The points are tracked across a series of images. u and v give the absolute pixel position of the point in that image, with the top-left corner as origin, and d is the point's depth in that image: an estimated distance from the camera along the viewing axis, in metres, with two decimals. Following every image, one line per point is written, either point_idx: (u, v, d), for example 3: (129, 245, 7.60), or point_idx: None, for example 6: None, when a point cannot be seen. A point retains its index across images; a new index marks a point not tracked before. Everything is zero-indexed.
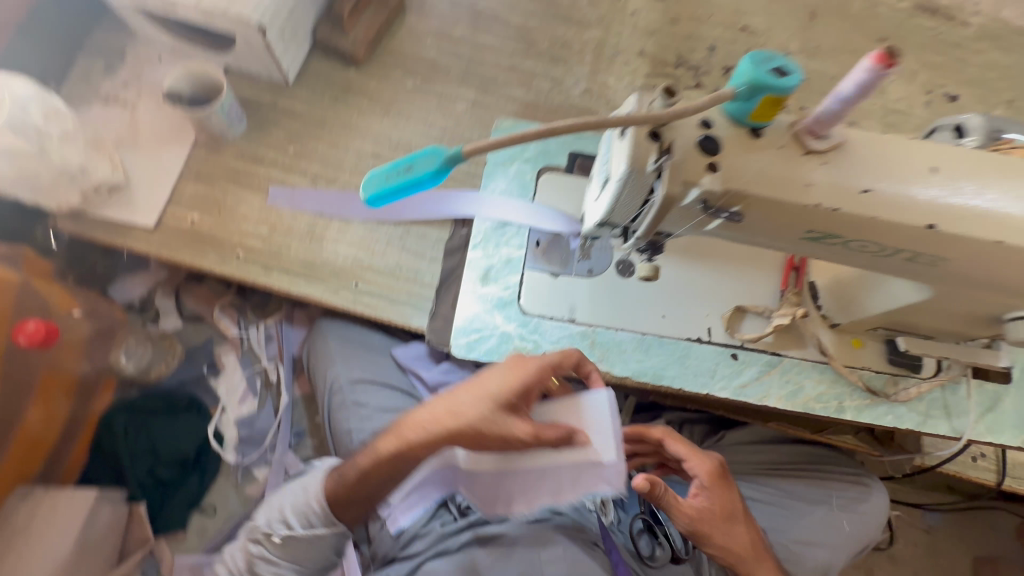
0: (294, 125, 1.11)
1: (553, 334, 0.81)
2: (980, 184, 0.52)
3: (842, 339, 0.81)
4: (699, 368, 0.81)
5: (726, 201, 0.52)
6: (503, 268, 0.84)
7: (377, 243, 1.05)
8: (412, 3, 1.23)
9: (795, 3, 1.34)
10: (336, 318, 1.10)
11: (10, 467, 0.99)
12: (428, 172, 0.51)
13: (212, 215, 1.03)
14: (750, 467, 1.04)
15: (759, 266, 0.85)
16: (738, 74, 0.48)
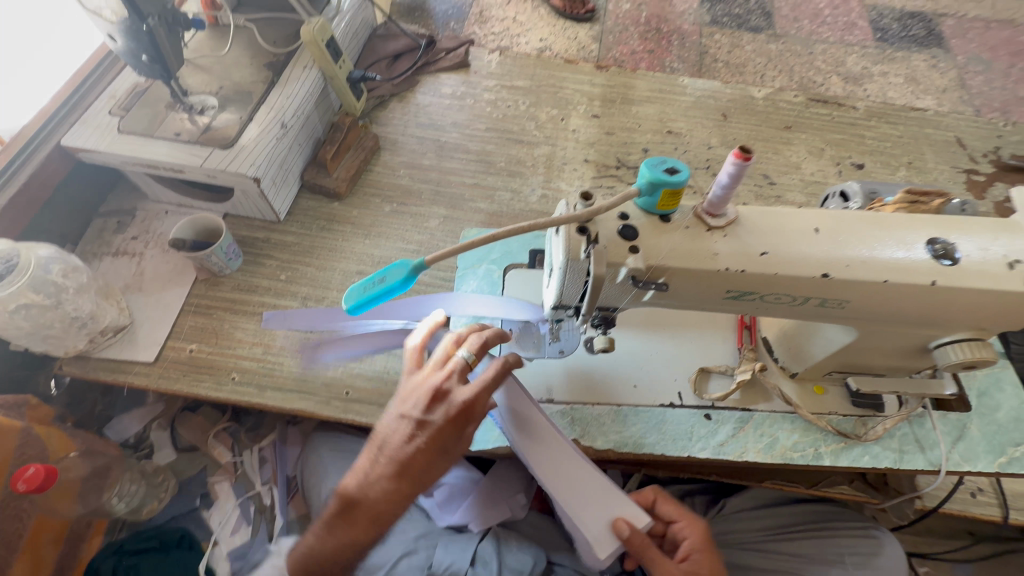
0: (286, 254, 1.24)
1: None
2: (858, 236, 0.62)
3: (805, 387, 0.87)
4: (676, 432, 0.84)
5: (652, 275, 0.61)
6: None
7: (365, 351, 1.12)
8: (385, 144, 1.45)
9: (708, 108, 1.60)
10: (330, 430, 1.14)
11: None
12: (399, 280, 0.60)
13: (210, 343, 1.11)
14: (755, 535, 1.03)
15: (716, 329, 0.93)
16: (640, 176, 0.59)
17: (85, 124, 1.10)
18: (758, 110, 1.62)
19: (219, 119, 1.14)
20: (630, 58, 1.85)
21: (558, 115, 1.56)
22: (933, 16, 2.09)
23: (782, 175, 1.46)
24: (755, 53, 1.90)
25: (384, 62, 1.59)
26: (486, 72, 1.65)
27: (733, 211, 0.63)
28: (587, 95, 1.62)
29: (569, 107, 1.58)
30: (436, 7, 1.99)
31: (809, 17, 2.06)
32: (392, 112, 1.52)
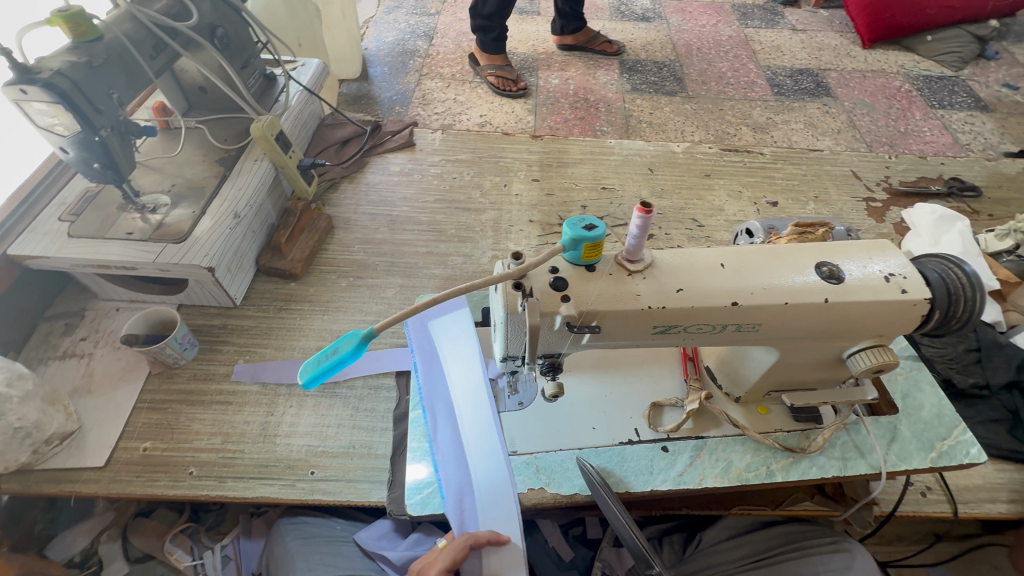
0: (243, 338, 1.24)
1: (485, 477, 0.86)
2: (758, 266, 0.72)
3: (749, 409, 0.94)
4: (637, 468, 0.87)
5: (585, 319, 0.67)
6: (443, 420, 0.91)
7: (329, 427, 1.11)
8: (339, 223, 1.52)
9: (635, 165, 1.77)
10: (295, 516, 1.10)
11: None
12: (350, 349, 0.64)
13: (165, 439, 1.08)
14: (735, 564, 1.04)
15: (662, 364, 0.99)
16: (563, 235, 0.67)
17: (34, 230, 1.12)
18: (680, 162, 1.80)
19: (172, 215, 1.18)
20: (563, 125, 2.04)
21: (501, 182, 1.68)
22: (818, 72, 2.42)
23: (709, 217, 1.60)
24: (672, 113, 2.13)
25: (333, 148, 1.69)
26: (431, 148, 1.78)
27: (649, 256, 0.71)
28: (526, 161, 1.76)
29: (510, 174, 1.71)
30: (381, 95, 2.16)
31: (714, 80, 2.34)
32: (343, 193, 1.60)
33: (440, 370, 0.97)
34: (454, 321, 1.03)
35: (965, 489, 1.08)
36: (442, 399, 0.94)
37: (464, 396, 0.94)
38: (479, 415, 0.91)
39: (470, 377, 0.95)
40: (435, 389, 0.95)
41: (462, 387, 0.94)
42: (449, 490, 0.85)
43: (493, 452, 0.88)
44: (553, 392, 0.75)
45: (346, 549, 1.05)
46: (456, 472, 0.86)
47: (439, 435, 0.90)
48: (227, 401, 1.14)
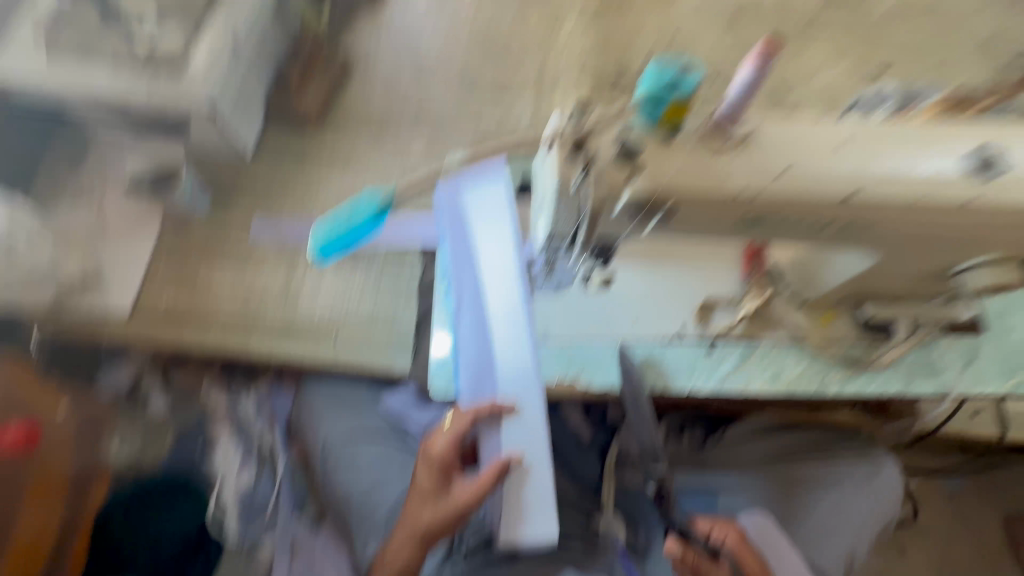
0: (258, 192, 1.14)
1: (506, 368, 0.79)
2: (894, 146, 0.54)
3: (815, 315, 0.82)
4: (677, 368, 0.81)
5: (656, 201, 0.54)
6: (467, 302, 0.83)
7: (352, 294, 1.07)
8: (358, 63, 1.30)
9: (717, 9, 1.42)
10: (321, 375, 1.11)
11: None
12: (368, 216, 0.65)
13: (188, 291, 1.05)
14: (755, 461, 1.04)
15: (719, 259, 0.88)
16: (644, 81, 0.53)
17: (9, 46, 0.96)
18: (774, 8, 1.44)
19: (162, 37, 1.00)
20: None
21: (549, 20, 1.38)
22: None
23: (797, 85, 1.32)
24: None
25: None
26: None
27: (750, 124, 0.55)
28: None
29: (561, 10, 1.40)
30: None
31: None
32: (362, 25, 1.34)
33: (470, 254, 0.82)
34: (493, 190, 0.82)
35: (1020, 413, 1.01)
36: (469, 280, 0.82)
37: (495, 289, 0.81)
38: (509, 305, 0.80)
39: (503, 267, 0.81)
40: (463, 274, 0.83)
41: (493, 270, 0.81)
42: (467, 374, 0.82)
43: (519, 345, 0.78)
44: (601, 281, 0.64)
45: (371, 410, 1.08)
46: (478, 367, 0.81)
47: (465, 324, 0.83)
48: (247, 259, 1.09)
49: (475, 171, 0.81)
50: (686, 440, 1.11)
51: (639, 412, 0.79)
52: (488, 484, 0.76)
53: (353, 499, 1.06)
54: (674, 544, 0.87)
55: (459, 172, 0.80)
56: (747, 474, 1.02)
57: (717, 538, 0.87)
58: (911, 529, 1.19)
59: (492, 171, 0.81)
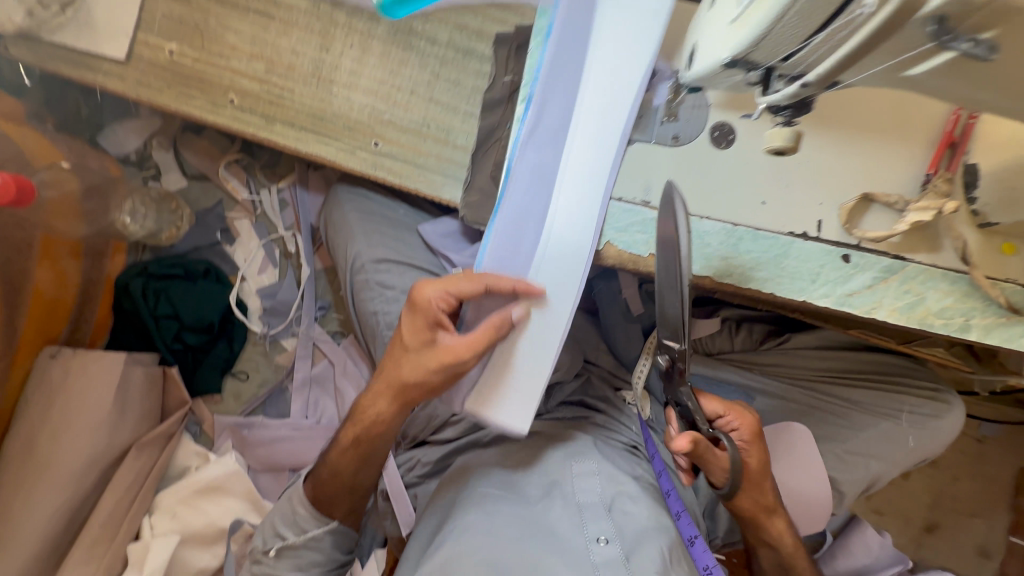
0: None
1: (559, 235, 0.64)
2: None
3: (990, 242, 0.64)
4: (797, 272, 0.65)
5: (980, 19, 0.29)
6: (548, 126, 0.63)
7: (399, 91, 0.84)
8: None
9: None
10: (355, 185, 0.97)
11: (35, 327, 0.93)
12: None
13: (194, 46, 0.83)
14: (810, 374, 0.96)
15: (901, 141, 0.65)
16: None
17: None
18: None
19: None
20: None
21: None
22: None
23: None
24: None
25: None
26: None
27: None
28: None
29: None
30: None
31: None
32: None
33: (575, 76, 0.62)
34: (635, 14, 0.62)
35: None
36: (558, 104, 0.62)
37: (586, 132, 0.63)
38: (593, 163, 0.63)
39: (607, 109, 0.63)
40: (554, 93, 0.62)
41: (591, 110, 0.63)
42: (510, 217, 0.64)
43: (586, 212, 0.64)
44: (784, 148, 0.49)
45: (407, 237, 0.95)
46: (526, 214, 0.64)
47: (527, 157, 0.63)
48: (268, 15, 0.83)
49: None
50: (740, 335, 1.02)
51: (670, 260, 0.59)
52: (490, 339, 0.62)
53: (382, 327, 0.90)
54: (721, 454, 0.69)
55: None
56: (794, 384, 0.96)
57: (732, 426, 0.73)
58: None
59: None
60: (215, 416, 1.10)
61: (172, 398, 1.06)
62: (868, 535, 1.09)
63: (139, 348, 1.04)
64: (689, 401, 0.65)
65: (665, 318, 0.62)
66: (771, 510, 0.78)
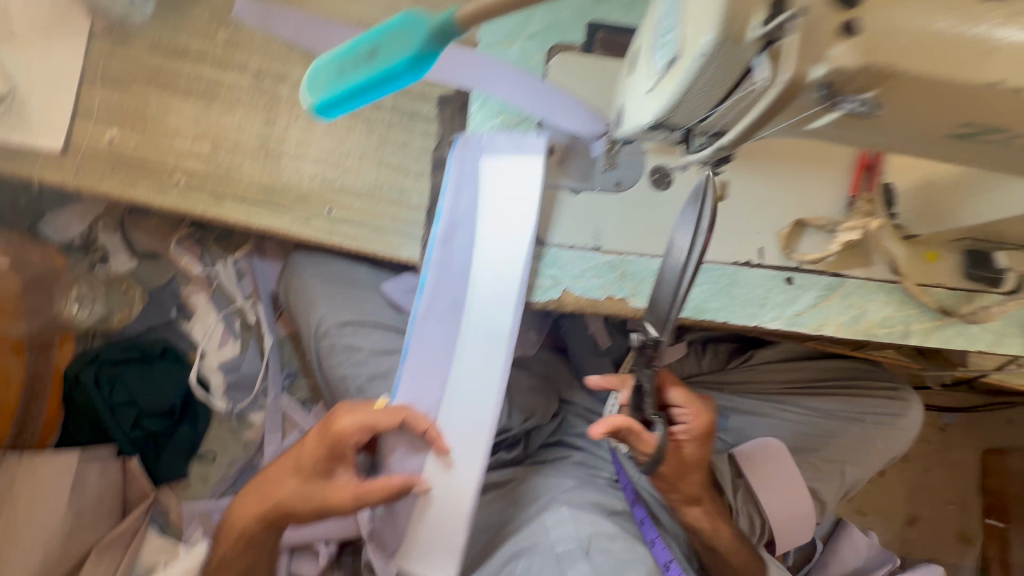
0: (219, 2, 0.85)
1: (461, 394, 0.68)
2: None
3: (916, 252, 0.69)
4: (748, 298, 0.68)
5: (860, 84, 0.33)
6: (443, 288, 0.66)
7: (349, 158, 0.86)
8: None
9: None
10: (312, 250, 0.96)
11: None
12: (399, 61, 0.43)
13: (135, 131, 0.82)
14: (777, 387, 0.99)
15: (823, 168, 0.70)
16: None
17: None
18: None
19: None
20: None
21: None
22: None
23: None
24: None
25: None
26: None
27: None
28: None
29: None
30: None
31: None
32: None
33: (469, 238, 0.66)
34: (524, 170, 0.66)
35: None
36: (456, 271, 0.66)
37: (483, 291, 0.67)
38: (491, 322, 0.67)
39: (503, 267, 0.67)
40: (450, 262, 0.66)
41: (485, 272, 0.67)
42: (418, 375, 0.68)
43: (488, 372, 0.68)
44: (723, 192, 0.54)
45: (370, 297, 0.93)
46: (431, 368, 0.68)
47: (428, 319, 0.67)
48: (211, 96, 0.84)
49: (559, 94, 0.66)
50: (707, 357, 1.05)
51: (676, 279, 0.57)
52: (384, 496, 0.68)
53: (352, 391, 0.89)
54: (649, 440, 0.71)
55: (497, 135, 0.66)
56: (764, 399, 0.98)
57: (680, 419, 0.77)
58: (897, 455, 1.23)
59: (532, 143, 0.66)
60: (182, 504, 1.06)
61: (133, 492, 1.00)
62: (856, 537, 1.11)
63: (94, 441, 0.99)
64: (645, 381, 0.64)
65: (655, 306, 0.61)
66: (691, 498, 0.80)
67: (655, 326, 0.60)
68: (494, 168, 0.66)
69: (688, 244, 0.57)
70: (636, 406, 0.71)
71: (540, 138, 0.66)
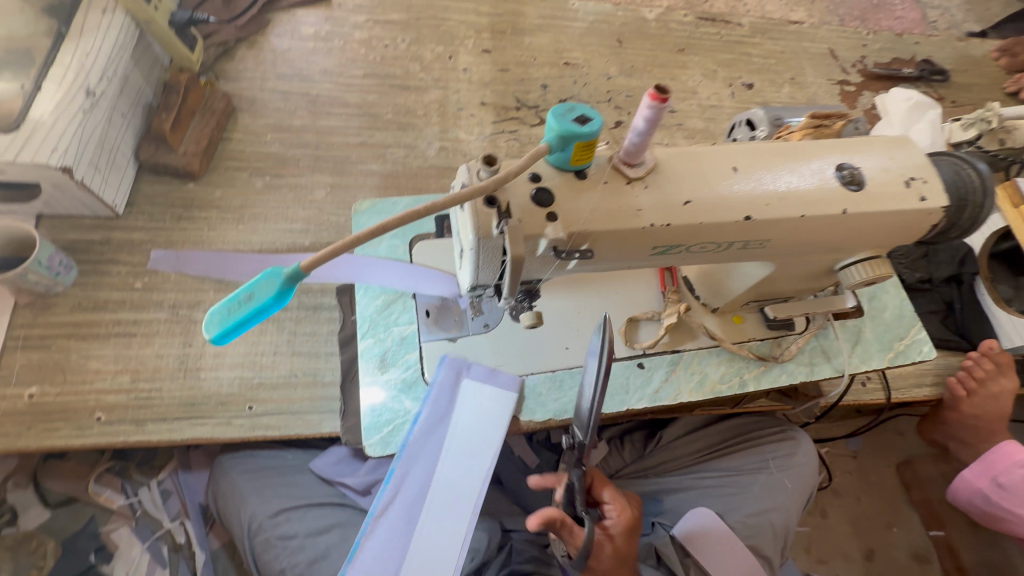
0: (136, 257, 1.01)
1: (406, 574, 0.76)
2: (774, 171, 0.60)
3: (725, 319, 0.89)
4: (612, 388, 0.83)
5: (574, 243, 0.54)
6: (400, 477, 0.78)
7: (264, 356, 0.97)
8: (241, 102, 1.20)
9: (603, 33, 1.51)
10: (239, 449, 0.99)
11: None
12: (271, 296, 0.48)
13: (56, 382, 0.90)
14: (690, 457, 1.11)
15: (637, 273, 0.91)
16: (548, 129, 0.51)
17: None
18: (651, 33, 1.54)
19: None
20: None
21: (444, 52, 1.37)
22: None
23: (681, 101, 1.44)
24: None
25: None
26: (352, 3, 1.38)
27: (651, 157, 0.56)
28: (474, 26, 1.43)
29: (455, 42, 1.39)
30: None
31: None
32: (242, 63, 1.25)
33: (439, 442, 0.79)
34: (496, 403, 0.80)
35: (898, 376, 1.16)
36: (421, 472, 0.78)
37: (442, 486, 0.79)
38: (445, 517, 0.78)
39: (465, 478, 0.80)
40: (416, 460, 0.78)
41: (449, 477, 0.79)
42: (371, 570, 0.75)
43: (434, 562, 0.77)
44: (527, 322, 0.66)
45: (300, 478, 0.98)
46: (385, 563, 0.76)
47: (388, 513, 0.77)
48: (130, 334, 0.95)
49: (418, 271, 0.79)
50: (625, 448, 1.17)
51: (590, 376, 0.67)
52: None
53: None
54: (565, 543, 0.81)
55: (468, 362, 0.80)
56: (682, 472, 1.09)
57: (609, 514, 0.87)
58: (828, 492, 1.33)
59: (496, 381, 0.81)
60: None
61: None
62: None
63: None
64: (575, 479, 0.74)
65: (580, 414, 0.69)
66: None
67: (579, 430, 0.69)
68: (467, 392, 0.80)
69: (592, 390, 0.65)
70: (569, 502, 0.77)
71: (512, 375, 0.81)
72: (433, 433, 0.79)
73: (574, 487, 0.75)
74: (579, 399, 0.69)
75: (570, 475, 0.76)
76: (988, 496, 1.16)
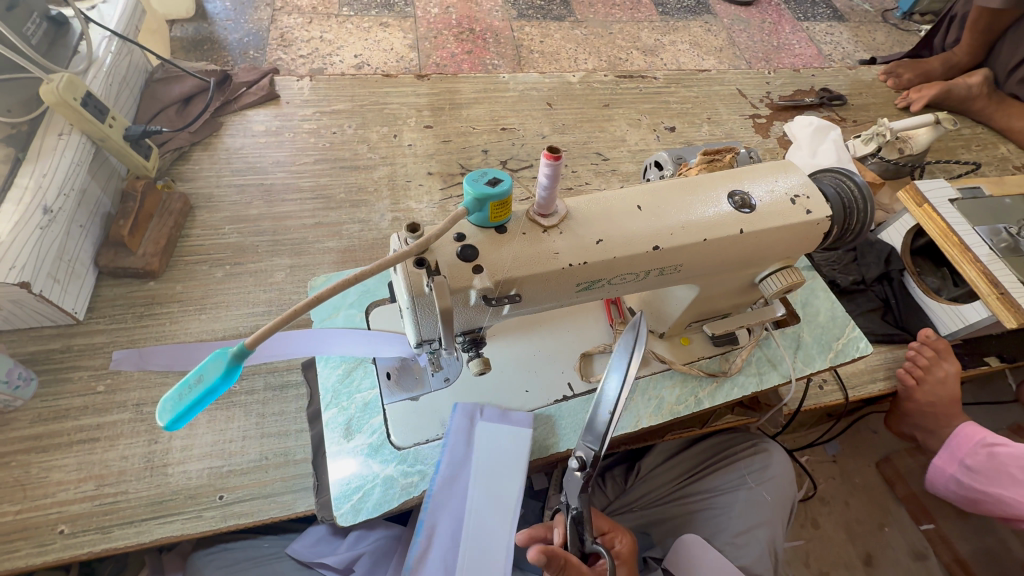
0: (98, 360, 1.02)
1: None
2: (674, 204, 0.68)
3: (673, 342, 0.95)
4: (575, 423, 0.86)
5: (502, 289, 0.60)
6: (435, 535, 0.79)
7: (232, 442, 0.97)
8: (198, 200, 1.26)
9: (534, 99, 1.66)
10: (213, 544, 0.97)
11: None
12: (219, 376, 0.51)
13: (15, 500, 0.88)
14: (671, 484, 1.13)
15: (585, 310, 0.96)
16: (465, 194, 0.57)
17: None
18: (577, 94, 1.70)
19: None
20: (451, 62, 1.86)
21: (389, 131, 1.49)
22: None
23: (612, 149, 1.57)
24: (564, 39, 2.01)
25: (172, 109, 1.37)
26: (300, 99, 1.50)
27: (563, 206, 0.64)
28: (414, 106, 1.55)
29: (398, 122, 1.51)
30: (228, 37, 1.82)
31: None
32: (198, 164, 1.33)
33: (463, 484, 0.80)
34: (513, 442, 0.83)
35: (851, 374, 1.22)
36: (455, 521, 0.80)
37: (481, 519, 0.80)
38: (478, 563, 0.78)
39: (495, 518, 0.80)
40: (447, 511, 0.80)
41: (480, 523, 0.80)
42: None
43: None
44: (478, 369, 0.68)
45: (277, 566, 0.96)
46: None
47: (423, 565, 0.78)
48: (93, 439, 0.94)
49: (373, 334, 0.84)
50: (608, 484, 1.18)
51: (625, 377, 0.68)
52: None
53: None
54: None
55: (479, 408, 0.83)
56: (666, 500, 1.11)
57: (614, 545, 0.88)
58: (816, 501, 1.34)
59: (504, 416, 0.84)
60: None
61: None
62: None
63: None
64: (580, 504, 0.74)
65: (594, 426, 0.72)
66: None
67: (593, 441, 0.71)
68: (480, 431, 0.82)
69: (613, 405, 0.69)
70: (576, 538, 0.76)
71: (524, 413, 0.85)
72: (464, 476, 0.81)
73: (581, 516, 0.75)
74: (595, 414, 0.72)
75: (576, 505, 0.75)
76: (961, 481, 1.18)
